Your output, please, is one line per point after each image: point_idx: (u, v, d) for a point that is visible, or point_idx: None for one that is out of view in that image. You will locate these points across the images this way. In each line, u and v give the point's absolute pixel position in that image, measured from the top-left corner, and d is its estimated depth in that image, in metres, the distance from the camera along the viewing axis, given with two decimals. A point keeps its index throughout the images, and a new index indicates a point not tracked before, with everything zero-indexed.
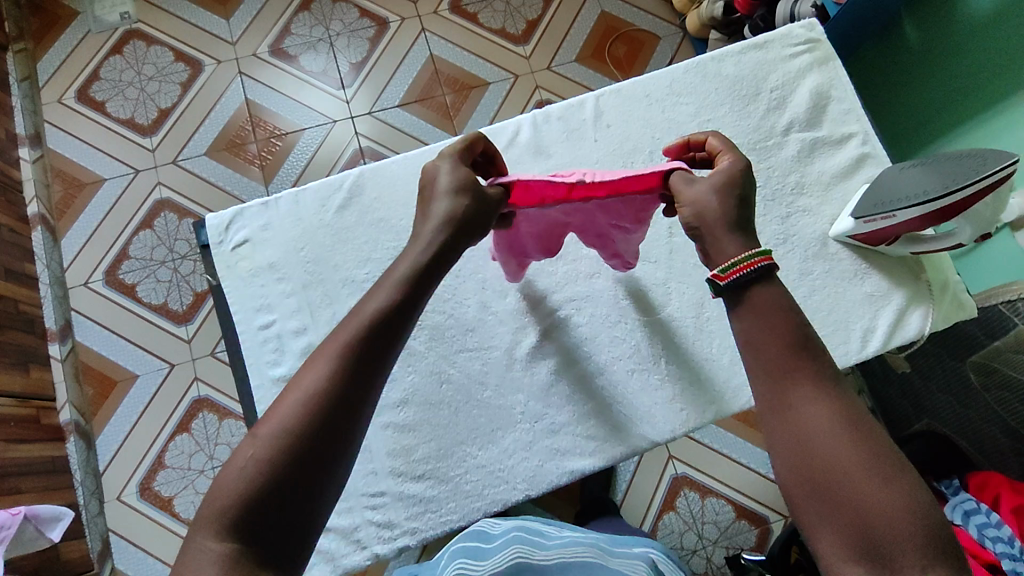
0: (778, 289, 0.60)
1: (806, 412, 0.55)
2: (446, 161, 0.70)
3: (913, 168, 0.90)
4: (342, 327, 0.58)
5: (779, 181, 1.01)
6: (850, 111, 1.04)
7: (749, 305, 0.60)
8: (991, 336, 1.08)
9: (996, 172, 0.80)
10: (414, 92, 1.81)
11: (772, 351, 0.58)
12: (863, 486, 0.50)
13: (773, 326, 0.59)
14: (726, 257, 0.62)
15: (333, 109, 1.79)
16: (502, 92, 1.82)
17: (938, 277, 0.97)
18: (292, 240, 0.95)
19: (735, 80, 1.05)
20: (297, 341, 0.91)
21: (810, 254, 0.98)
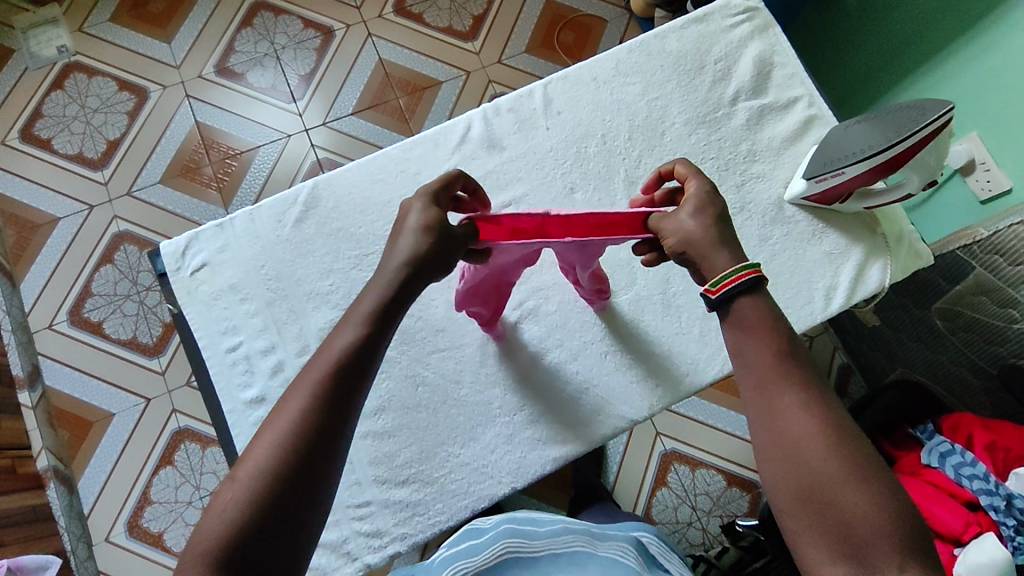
0: (764, 299, 0.61)
1: (787, 412, 0.55)
2: (418, 201, 0.67)
3: (858, 124, 0.92)
4: (313, 366, 0.57)
5: (731, 151, 1.03)
6: (794, 75, 1.06)
7: (738, 317, 0.61)
8: (953, 281, 1.11)
9: (935, 121, 0.82)
10: (366, 98, 1.79)
11: (757, 353, 0.59)
12: (840, 488, 0.51)
13: (763, 329, 0.59)
14: (715, 271, 0.63)
15: (286, 124, 1.77)
16: (456, 89, 1.81)
17: (893, 229, 0.99)
18: (250, 259, 0.94)
19: (679, 56, 1.06)
20: (266, 360, 0.90)
21: (768, 219, 0.99)
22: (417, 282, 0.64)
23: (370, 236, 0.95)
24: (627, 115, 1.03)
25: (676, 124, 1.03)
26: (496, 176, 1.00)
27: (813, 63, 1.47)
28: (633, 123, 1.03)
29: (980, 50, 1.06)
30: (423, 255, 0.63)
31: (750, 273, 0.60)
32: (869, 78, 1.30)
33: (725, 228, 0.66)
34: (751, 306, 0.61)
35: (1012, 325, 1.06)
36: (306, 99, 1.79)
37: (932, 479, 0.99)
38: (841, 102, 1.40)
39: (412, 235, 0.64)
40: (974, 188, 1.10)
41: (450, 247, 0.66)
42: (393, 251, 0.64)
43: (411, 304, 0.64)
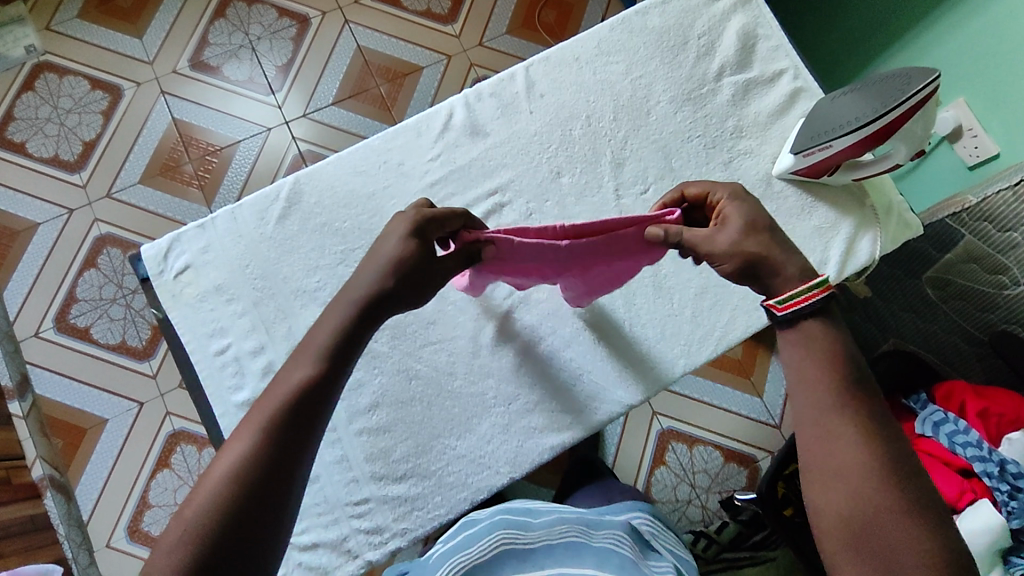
0: (830, 325, 0.64)
1: (841, 444, 0.57)
2: (401, 231, 0.71)
3: (846, 94, 0.90)
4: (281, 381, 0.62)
5: (717, 128, 1.01)
6: (778, 47, 1.04)
7: (803, 337, 0.64)
8: (942, 250, 1.12)
9: (916, 94, 0.81)
10: (346, 87, 1.77)
11: (815, 384, 0.61)
12: (887, 519, 0.53)
13: (823, 359, 0.62)
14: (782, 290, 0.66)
15: (266, 117, 1.74)
16: (438, 74, 1.78)
17: (882, 200, 0.98)
18: (235, 259, 0.92)
19: (662, 32, 1.04)
20: (256, 361, 0.88)
21: (757, 195, 0.98)
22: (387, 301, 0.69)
23: (355, 231, 0.94)
24: (612, 96, 1.02)
25: (661, 102, 1.01)
26: (481, 163, 0.98)
27: (797, 34, 1.45)
28: (617, 103, 1.01)
29: (967, 14, 1.05)
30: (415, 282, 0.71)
31: (812, 295, 0.64)
32: (853, 48, 1.29)
33: (776, 259, 0.68)
34: (814, 332, 0.63)
35: (1002, 292, 1.06)
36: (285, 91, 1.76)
37: (928, 450, 0.99)
38: (825, 73, 1.39)
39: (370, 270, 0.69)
40: (962, 154, 1.10)
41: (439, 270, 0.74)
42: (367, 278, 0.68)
43: (369, 332, 0.68)
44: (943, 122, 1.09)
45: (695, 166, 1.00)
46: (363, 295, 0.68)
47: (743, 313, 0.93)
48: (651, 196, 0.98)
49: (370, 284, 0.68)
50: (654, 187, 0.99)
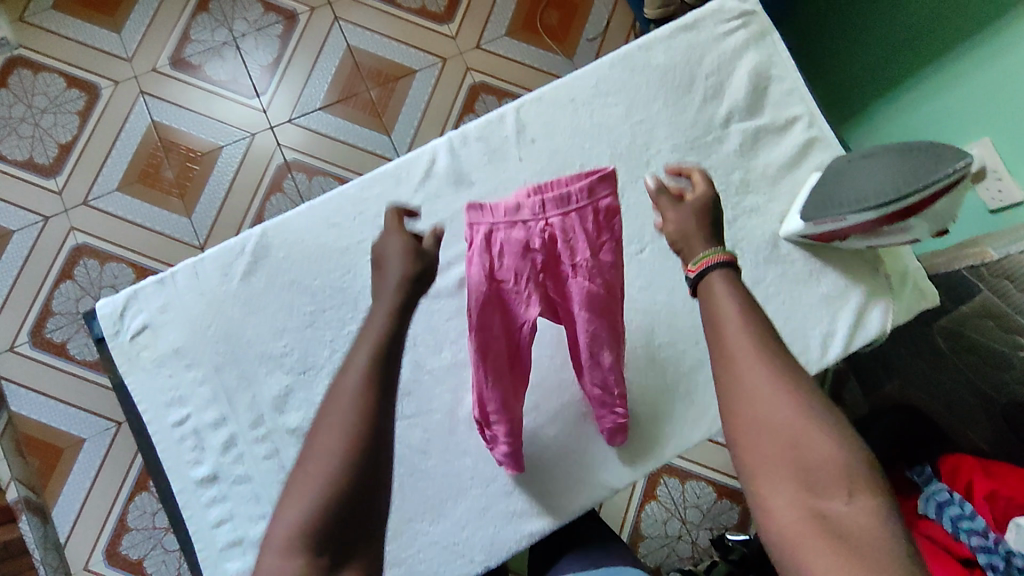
0: (735, 284, 0.57)
1: (760, 381, 0.50)
2: (392, 236, 0.64)
3: (869, 158, 0.79)
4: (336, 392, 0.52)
5: (722, 181, 0.92)
6: (793, 90, 0.94)
7: (712, 295, 0.57)
8: (958, 301, 1.04)
9: (936, 182, 0.70)
10: (335, 90, 1.66)
11: (731, 323, 0.53)
12: (817, 452, 0.46)
13: (734, 300, 0.55)
14: (695, 252, 0.61)
15: (249, 122, 1.64)
16: (432, 77, 1.67)
17: (897, 266, 0.90)
18: (196, 320, 0.85)
19: (666, 70, 0.94)
20: (217, 434, 0.83)
21: (763, 258, 0.90)
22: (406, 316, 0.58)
23: (325, 290, 0.87)
24: (609, 142, 0.93)
25: (662, 150, 0.93)
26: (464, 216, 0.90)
27: (811, 50, 1.34)
28: (614, 151, 0.93)
29: (996, 52, 0.93)
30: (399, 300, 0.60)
31: (715, 256, 0.59)
32: (873, 71, 1.17)
33: (716, 229, 0.64)
34: (718, 289, 0.57)
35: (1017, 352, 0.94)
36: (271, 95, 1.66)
37: (932, 534, 0.95)
38: (840, 98, 1.27)
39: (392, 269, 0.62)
40: (987, 197, 0.99)
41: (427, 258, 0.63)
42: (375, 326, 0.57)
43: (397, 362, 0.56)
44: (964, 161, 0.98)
45: None
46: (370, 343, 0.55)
47: None
48: (647, 255, 0.90)
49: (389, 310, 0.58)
50: (652, 246, 0.90)
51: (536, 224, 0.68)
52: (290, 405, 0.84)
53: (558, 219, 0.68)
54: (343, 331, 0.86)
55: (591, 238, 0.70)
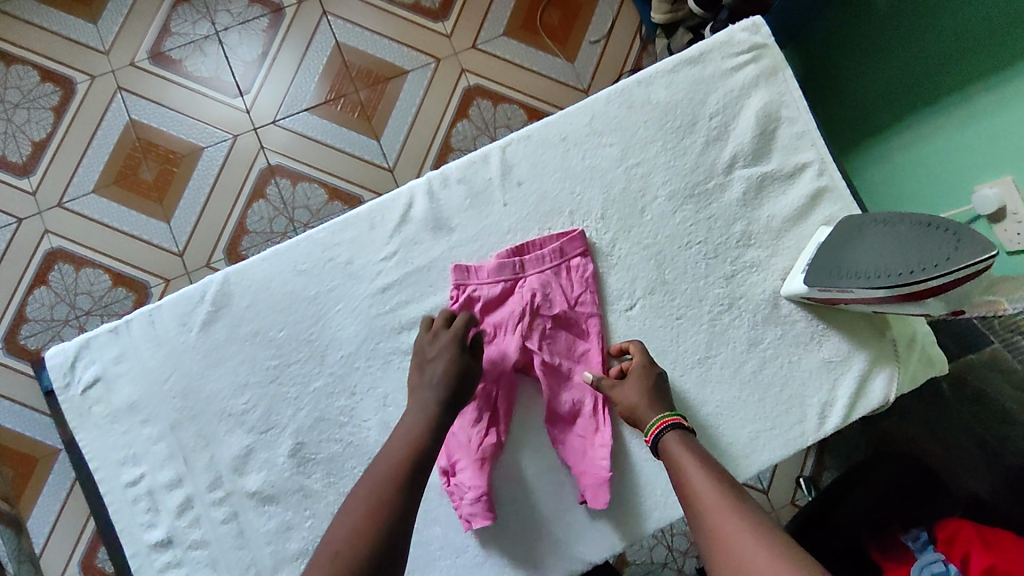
0: (686, 439, 0.71)
1: (720, 511, 0.62)
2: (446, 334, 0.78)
3: (885, 228, 0.71)
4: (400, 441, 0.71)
5: (722, 233, 0.85)
6: (804, 134, 0.87)
7: (669, 455, 0.71)
8: (965, 349, 1.01)
9: (958, 269, 0.61)
10: (322, 90, 1.44)
11: (694, 475, 0.67)
12: (760, 563, 0.55)
13: (694, 455, 0.69)
14: (647, 417, 0.74)
15: (233, 123, 1.43)
16: (425, 79, 1.44)
17: (904, 332, 0.84)
18: (152, 373, 0.80)
19: (667, 108, 0.87)
20: (172, 496, 0.79)
21: (760, 318, 0.84)
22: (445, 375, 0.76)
23: (289, 344, 0.81)
24: (601, 187, 0.86)
25: (659, 198, 0.85)
26: (443, 265, 0.83)
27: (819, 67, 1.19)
28: (607, 197, 0.86)
29: None
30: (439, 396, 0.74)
31: (666, 421, 0.73)
32: (884, 97, 1.05)
33: (660, 397, 0.76)
34: (671, 443, 0.71)
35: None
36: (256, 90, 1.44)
37: None
38: (845, 125, 1.16)
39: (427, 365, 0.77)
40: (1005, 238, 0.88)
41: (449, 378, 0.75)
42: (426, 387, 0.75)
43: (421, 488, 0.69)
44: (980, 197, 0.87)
45: (693, 279, 0.84)
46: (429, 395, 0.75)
47: (728, 462, 0.82)
48: (637, 312, 0.84)
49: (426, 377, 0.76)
50: (643, 302, 0.84)
51: (512, 277, 0.82)
52: (251, 467, 0.79)
53: (534, 272, 0.83)
54: (308, 389, 0.80)
55: (561, 285, 0.83)
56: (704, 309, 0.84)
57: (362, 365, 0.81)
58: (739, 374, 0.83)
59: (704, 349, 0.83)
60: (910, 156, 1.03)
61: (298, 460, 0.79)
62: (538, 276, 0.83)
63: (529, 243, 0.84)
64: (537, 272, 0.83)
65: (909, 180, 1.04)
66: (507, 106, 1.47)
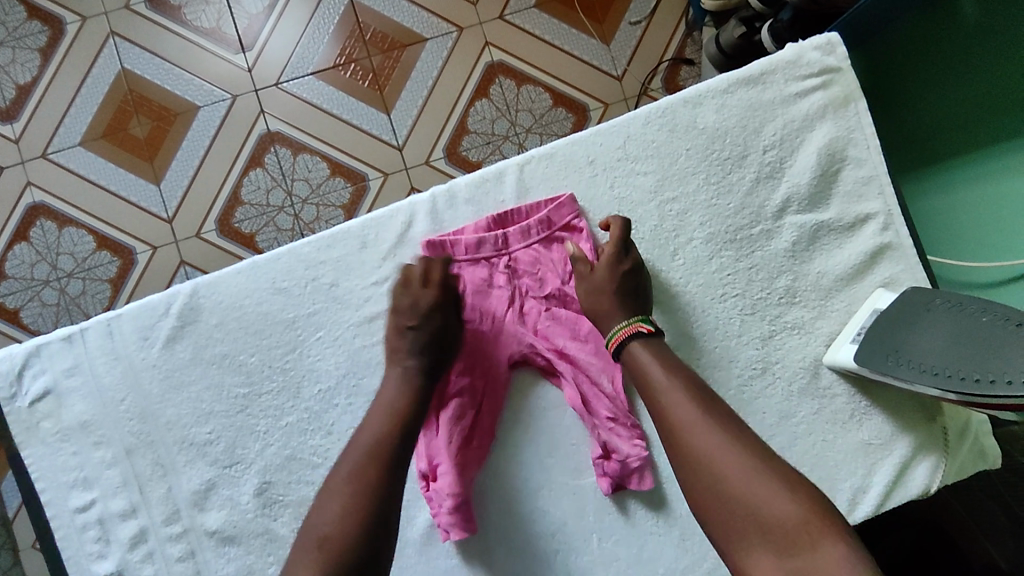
0: (654, 345, 0.66)
1: (700, 427, 0.57)
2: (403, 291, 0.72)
3: (964, 315, 0.60)
4: (325, 546, 0.56)
5: (763, 287, 0.74)
6: (870, 180, 0.75)
7: (630, 358, 0.65)
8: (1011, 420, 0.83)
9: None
10: (331, 53, 1.21)
11: (664, 384, 0.61)
12: (735, 470, 0.53)
13: (663, 363, 0.63)
14: (609, 327, 0.69)
15: (232, 82, 1.20)
16: (446, 51, 1.21)
17: (958, 417, 0.72)
18: (108, 390, 0.73)
19: (715, 135, 0.76)
20: (125, 526, 0.72)
21: (796, 388, 0.73)
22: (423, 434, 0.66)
23: (261, 370, 0.73)
24: (629, 223, 0.76)
25: (693, 240, 0.75)
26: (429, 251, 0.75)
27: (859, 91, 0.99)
28: (634, 234, 0.76)
29: None
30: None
31: (631, 329, 0.66)
32: (956, 116, 0.85)
33: (632, 302, 0.69)
34: (635, 351, 0.65)
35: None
36: (262, 47, 1.20)
37: None
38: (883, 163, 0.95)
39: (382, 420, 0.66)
40: None
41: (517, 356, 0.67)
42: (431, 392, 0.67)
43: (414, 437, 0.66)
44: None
45: (723, 336, 0.74)
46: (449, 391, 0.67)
47: None
48: None
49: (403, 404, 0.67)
50: None
51: (499, 253, 0.74)
52: (211, 503, 0.72)
53: (519, 247, 0.74)
54: (279, 423, 0.72)
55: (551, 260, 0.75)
56: (733, 372, 0.74)
57: (341, 403, 0.72)
58: None
59: None
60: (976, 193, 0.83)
61: (263, 500, 0.71)
62: (526, 252, 0.75)
63: (513, 211, 0.74)
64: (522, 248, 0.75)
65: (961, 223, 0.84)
66: (538, 89, 1.22)
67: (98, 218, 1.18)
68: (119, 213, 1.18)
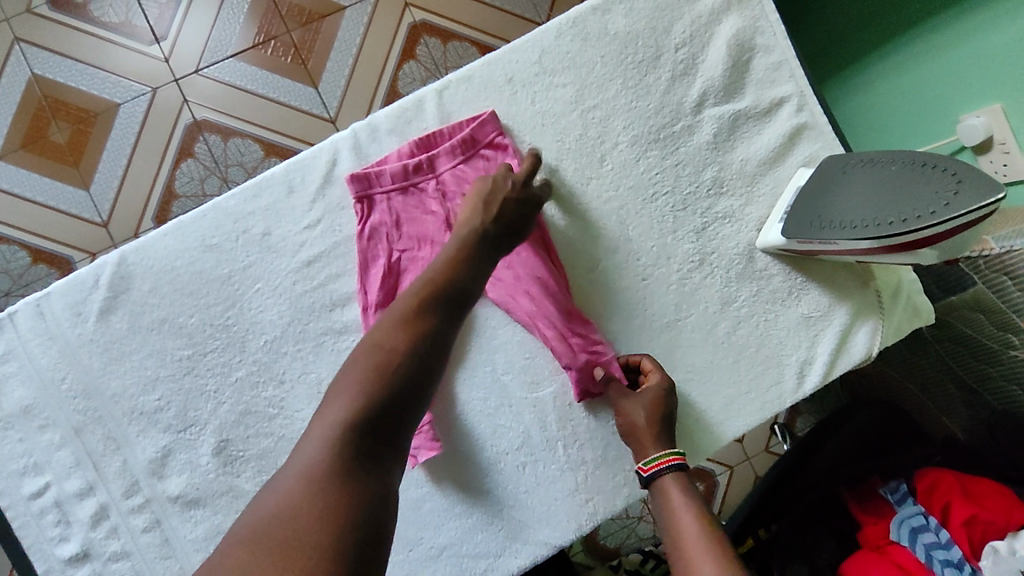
0: (690, 487, 0.65)
1: (699, 552, 0.57)
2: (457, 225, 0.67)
3: (880, 169, 0.63)
4: (411, 312, 0.54)
5: (692, 181, 0.76)
6: (781, 64, 0.76)
7: (661, 497, 0.65)
8: (947, 292, 0.82)
9: (959, 219, 0.54)
10: (250, 31, 1.15)
11: (680, 510, 0.62)
12: None
13: (690, 506, 0.62)
14: (646, 450, 0.68)
15: (150, 76, 1.14)
16: (367, 16, 1.17)
17: (889, 280, 0.75)
18: (46, 371, 0.70)
19: (627, 39, 0.76)
20: (83, 506, 0.70)
21: (734, 274, 0.75)
22: (445, 359, 0.54)
23: (202, 329, 0.72)
24: (554, 135, 0.76)
25: (619, 144, 0.76)
26: (350, 186, 0.72)
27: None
28: (561, 145, 0.76)
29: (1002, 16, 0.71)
30: (477, 255, 0.62)
31: (671, 460, 0.66)
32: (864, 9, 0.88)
33: (668, 429, 0.69)
34: (668, 490, 0.65)
35: (1009, 350, 0.75)
36: (176, 35, 1.14)
37: (902, 563, 0.78)
38: (816, 57, 1.01)
39: (394, 328, 0.52)
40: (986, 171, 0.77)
41: (527, 205, 0.69)
42: (429, 276, 0.59)
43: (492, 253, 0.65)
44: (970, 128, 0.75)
45: (659, 235, 0.75)
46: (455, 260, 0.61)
47: (703, 430, 0.75)
48: (601, 275, 0.75)
49: (419, 300, 0.55)
50: (606, 263, 0.75)
51: (426, 176, 0.73)
52: (170, 469, 0.71)
53: (447, 168, 0.73)
54: (229, 380, 0.71)
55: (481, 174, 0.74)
56: (672, 268, 0.75)
57: (289, 350, 0.72)
58: (711, 336, 0.75)
59: (674, 310, 0.75)
60: (906, 74, 0.85)
61: (224, 459, 0.71)
62: (455, 172, 0.73)
63: (437, 132, 0.73)
64: (450, 168, 0.73)
65: (875, 114, 0.93)
66: (464, 45, 1.19)
67: (23, 225, 1.13)
68: (45, 217, 1.13)
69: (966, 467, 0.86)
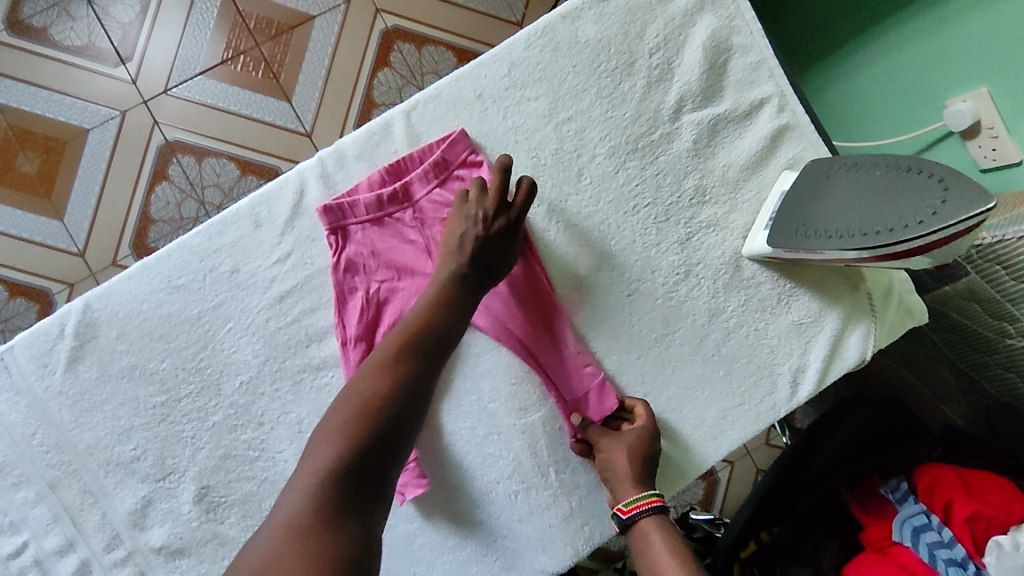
0: (670, 529, 0.65)
1: None
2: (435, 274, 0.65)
3: (865, 176, 0.60)
4: (389, 362, 0.58)
5: (673, 191, 0.73)
6: (759, 64, 0.74)
7: (641, 540, 0.65)
8: (940, 280, 0.79)
9: (947, 229, 0.52)
10: (217, 48, 1.10)
11: (659, 553, 0.63)
12: None
13: (668, 546, 0.63)
14: (625, 491, 0.67)
15: (116, 98, 1.09)
16: (338, 25, 1.12)
17: (880, 281, 0.72)
18: (16, 427, 0.68)
19: (599, 46, 0.73)
20: (65, 562, 0.68)
21: (721, 284, 0.73)
22: (424, 398, 0.57)
23: (175, 373, 0.69)
24: (529, 151, 0.73)
25: (597, 156, 0.73)
26: (320, 218, 0.69)
27: None
28: (536, 161, 0.73)
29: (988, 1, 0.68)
30: (454, 297, 0.64)
31: (650, 502, 0.65)
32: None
33: (649, 470, 0.68)
34: (647, 533, 0.65)
35: (1005, 339, 0.73)
36: (142, 55, 1.09)
37: (906, 564, 0.76)
38: (796, 48, 0.98)
39: (373, 378, 0.56)
40: (977, 155, 0.75)
41: (503, 233, 0.67)
42: (408, 323, 0.61)
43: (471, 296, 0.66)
44: (958, 112, 0.73)
45: (643, 248, 0.73)
46: (433, 303, 0.63)
47: (698, 446, 0.73)
48: (584, 292, 0.73)
49: (397, 347, 0.59)
50: (589, 281, 0.73)
51: (400, 205, 0.70)
52: (152, 519, 0.69)
53: (421, 194, 0.70)
54: (206, 425, 0.69)
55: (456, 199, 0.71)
56: (658, 282, 0.73)
57: (266, 391, 0.69)
58: (701, 350, 0.73)
59: (661, 325, 0.73)
60: (890, 64, 0.83)
61: (206, 505, 0.69)
62: (430, 198, 0.71)
63: (407, 157, 0.71)
64: (425, 194, 0.71)
65: (859, 105, 0.90)
66: (440, 49, 1.14)
67: None
68: None
69: (966, 455, 0.84)
